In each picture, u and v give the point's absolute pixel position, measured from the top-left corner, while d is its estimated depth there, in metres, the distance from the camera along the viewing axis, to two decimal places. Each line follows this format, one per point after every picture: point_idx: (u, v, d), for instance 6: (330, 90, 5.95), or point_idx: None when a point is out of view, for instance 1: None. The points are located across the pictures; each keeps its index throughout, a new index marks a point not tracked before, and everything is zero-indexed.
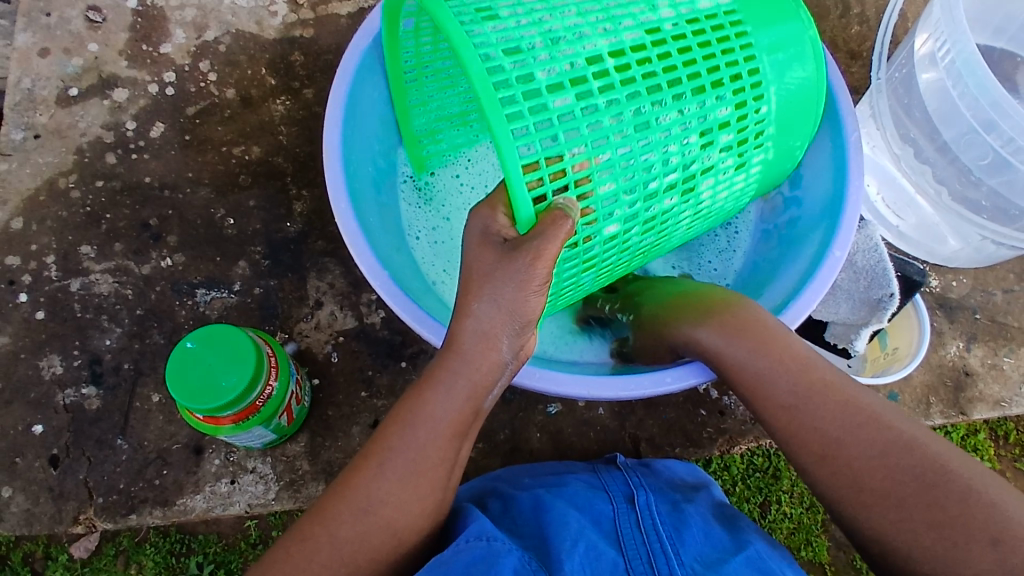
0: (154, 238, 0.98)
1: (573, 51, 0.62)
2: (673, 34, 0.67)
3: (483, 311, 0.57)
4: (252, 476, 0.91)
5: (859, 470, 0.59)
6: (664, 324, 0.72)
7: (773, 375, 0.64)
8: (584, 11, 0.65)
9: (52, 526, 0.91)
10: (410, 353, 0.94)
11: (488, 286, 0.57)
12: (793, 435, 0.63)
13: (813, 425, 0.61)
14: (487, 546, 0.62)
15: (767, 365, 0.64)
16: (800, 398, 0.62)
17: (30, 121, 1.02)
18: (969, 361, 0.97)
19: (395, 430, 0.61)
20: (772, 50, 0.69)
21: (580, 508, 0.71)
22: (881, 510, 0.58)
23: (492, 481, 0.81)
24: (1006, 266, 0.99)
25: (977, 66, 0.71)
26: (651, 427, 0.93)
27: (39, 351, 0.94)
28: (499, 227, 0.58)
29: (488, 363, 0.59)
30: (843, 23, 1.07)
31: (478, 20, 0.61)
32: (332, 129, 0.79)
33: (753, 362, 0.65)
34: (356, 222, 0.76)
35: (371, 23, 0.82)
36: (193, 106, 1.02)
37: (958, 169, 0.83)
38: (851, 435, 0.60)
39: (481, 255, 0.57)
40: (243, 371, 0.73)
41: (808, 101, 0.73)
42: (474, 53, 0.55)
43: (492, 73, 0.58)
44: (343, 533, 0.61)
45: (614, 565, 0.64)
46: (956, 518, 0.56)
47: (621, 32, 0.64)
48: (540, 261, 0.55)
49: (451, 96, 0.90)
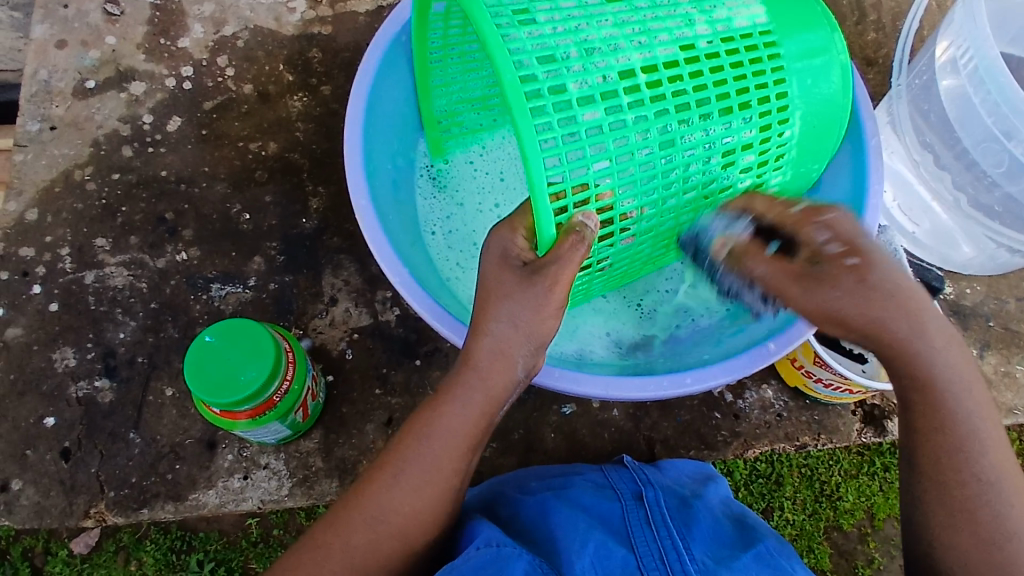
0: (170, 231, 0.98)
1: (606, 64, 0.62)
2: (707, 52, 0.66)
3: (500, 330, 0.60)
4: (265, 471, 0.91)
5: (967, 485, 0.57)
6: (877, 260, 0.56)
7: (945, 358, 0.57)
8: (620, 22, 0.65)
9: (63, 519, 0.90)
10: (425, 351, 0.94)
11: (503, 300, 0.60)
12: (924, 424, 0.59)
13: (949, 424, 0.58)
14: (497, 552, 0.61)
15: (945, 346, 0.58)
16: (955, 393, 0.58)
17: (47, 113, 1.02)
18: (982, 368, 0.97)
19: (409, 442, 0.63)
20: (803, 64, 0.69)
21: (587, 508, 0.70)
22: (964, 530, 0.57)
23: (499, 485, 0.80)
24: (1019, 274, 1.00)
25: (1000, 74, 0.72)
26: (665, 429, 0.93)
27: (53, 343, 0.94)
28: (517, 250, 0.61)
29: (502, 377, 0.61)
30: (859, 30, 1.08)
31: (515, 23, 0.61)
32: (352, 129, 0.79)
33: (932, 334, 0.57)
34: (377, 223, 0.76)
35: (399, 17, 0.83)
36: (210, 101, 1.02)
37: (975, 176, 0.83)
38: (977, 453, 0.58)
39: (501, 274, 0.60)
40: (263, 366, 0.73)
41: (831, 116, 0.72)
42: (509, 61, 0.56)
43: (525, 82, 0.57)
44: (355, 541, 0.63)
45: (626, 563, 0.62)
46: (978, 523, 0.57)
47: (656, 47, 0.64)
48: (558, 286, 0.59)
49: (473, 79, 0.91)
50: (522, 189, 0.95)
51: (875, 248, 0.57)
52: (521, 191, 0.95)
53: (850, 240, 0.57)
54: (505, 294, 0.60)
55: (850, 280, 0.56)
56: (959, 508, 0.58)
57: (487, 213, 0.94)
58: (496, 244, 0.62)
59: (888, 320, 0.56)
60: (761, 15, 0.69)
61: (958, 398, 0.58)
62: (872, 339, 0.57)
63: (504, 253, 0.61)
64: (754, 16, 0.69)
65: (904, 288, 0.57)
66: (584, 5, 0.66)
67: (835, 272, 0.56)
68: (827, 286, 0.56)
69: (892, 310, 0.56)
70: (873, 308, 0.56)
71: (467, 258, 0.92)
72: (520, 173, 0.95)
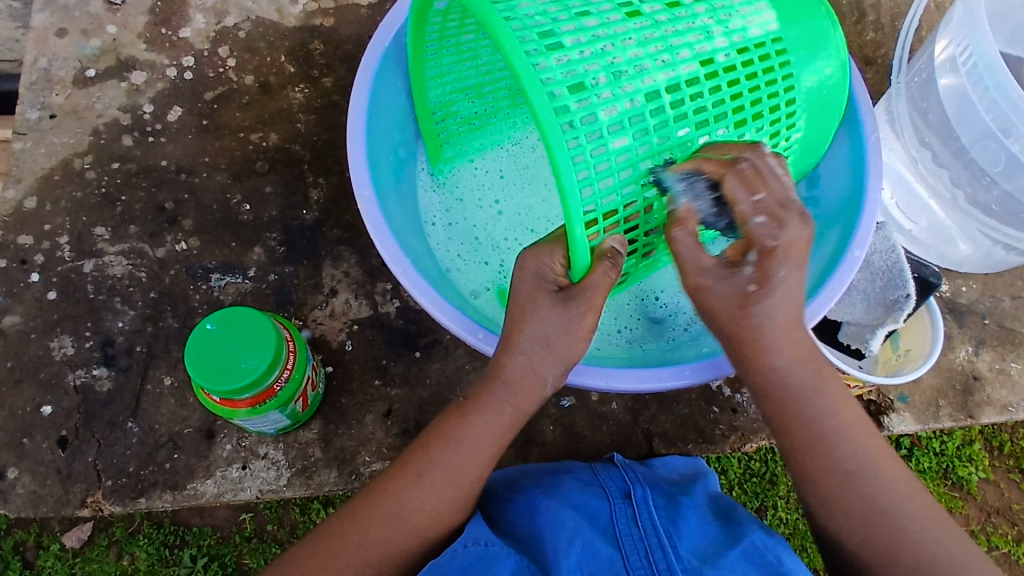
0: (170, 221, 0.97)
1: (632, 87, 0.61)
2: (725, 65, 0.66)
3: (531, 350, 0.63)
4: (264, 462, 0.91)
5: (867, 498, 0.62)
6: (778, 291, 0.58)
7: (809, 386, 0.62)
8: (644, 39, 0.63)
9: (59, 509, 0.90)
10: (425, 343, 0.94)
11: (535, 318, 0.62)
12: (809, 456, 0.63)
13: (833, 447, 0.62)
14: (484, 551, 0.63)
15: (812, 375, 0.62)
16: (829, 417, 0.62)
17: (47, 101, 1.02)
18: (977, 365, 0.98)
19: (438, 445, 0.66)
20: (810, 60, 0.70)
21: (575, 507, 0.69)
22: (868, 544, 0.62)
23: (490, 484, 0.79)
24: (1015, 272, 1.00)
25: (998, 70, 0.73)
26: (663, 423, 0.94)
27: (50, 331, 0.94)
28: (554, 275, 0.62)
29: (531, 392, 0.65)
30: (858, 30, 1.09)
31: (544, 50, 0.58)
32: (363, 151, 0.78)
33: (800, 362, 0.61)
34: (401, 248, 0.75)
35: (397, 28, 0.82)
36: (211, 91, 1.02)
37: (972, 173, 0.84)
38: (865, 465, 0.62)
39: (537, 298, 0.62)
40: (264, 354, 0.73)
41: (832, 100, 0.73)
42: (544, 98, 0.55)
43: (559, 116, 0.56)
44: (373, 535, 0.64)
45: (613, 562, 0.63)
46: (890, 528, 0.61)
47: (678, 65, 0.63)
48: (591, 310, 0.62)
49: (469, 68, 0.90)
50: (522, 186, 0.95)
51: (786, 280, 0.58)
52: (521, 187, 0.95)
53: (768, 266, 0.57)
54: (534, 308, 0.62)
55: (734, 300, 0.59)
56: (871, 521, 0.61)
57: (487, 209, 0.95)
58: (533, 265, 0.63)
59: (760, 347, 0.60)
60: (773, 21, 0.68)
61: (831, 419, 0.62)
62: (746, 362, 0.61)
63: (540, 275, 0.62)
64: (767, 23, 0.68)
65: (790, 322, 0.60)
66: (605, 20, 0.63)
67: (736, 288, 0.58)
68: (729, 297, 0.59)
69: (774, 335, 0.60)
70: (751, 329, 0.59)
71: (468, 251, 0.92)
72: (520, 170, 0.96)
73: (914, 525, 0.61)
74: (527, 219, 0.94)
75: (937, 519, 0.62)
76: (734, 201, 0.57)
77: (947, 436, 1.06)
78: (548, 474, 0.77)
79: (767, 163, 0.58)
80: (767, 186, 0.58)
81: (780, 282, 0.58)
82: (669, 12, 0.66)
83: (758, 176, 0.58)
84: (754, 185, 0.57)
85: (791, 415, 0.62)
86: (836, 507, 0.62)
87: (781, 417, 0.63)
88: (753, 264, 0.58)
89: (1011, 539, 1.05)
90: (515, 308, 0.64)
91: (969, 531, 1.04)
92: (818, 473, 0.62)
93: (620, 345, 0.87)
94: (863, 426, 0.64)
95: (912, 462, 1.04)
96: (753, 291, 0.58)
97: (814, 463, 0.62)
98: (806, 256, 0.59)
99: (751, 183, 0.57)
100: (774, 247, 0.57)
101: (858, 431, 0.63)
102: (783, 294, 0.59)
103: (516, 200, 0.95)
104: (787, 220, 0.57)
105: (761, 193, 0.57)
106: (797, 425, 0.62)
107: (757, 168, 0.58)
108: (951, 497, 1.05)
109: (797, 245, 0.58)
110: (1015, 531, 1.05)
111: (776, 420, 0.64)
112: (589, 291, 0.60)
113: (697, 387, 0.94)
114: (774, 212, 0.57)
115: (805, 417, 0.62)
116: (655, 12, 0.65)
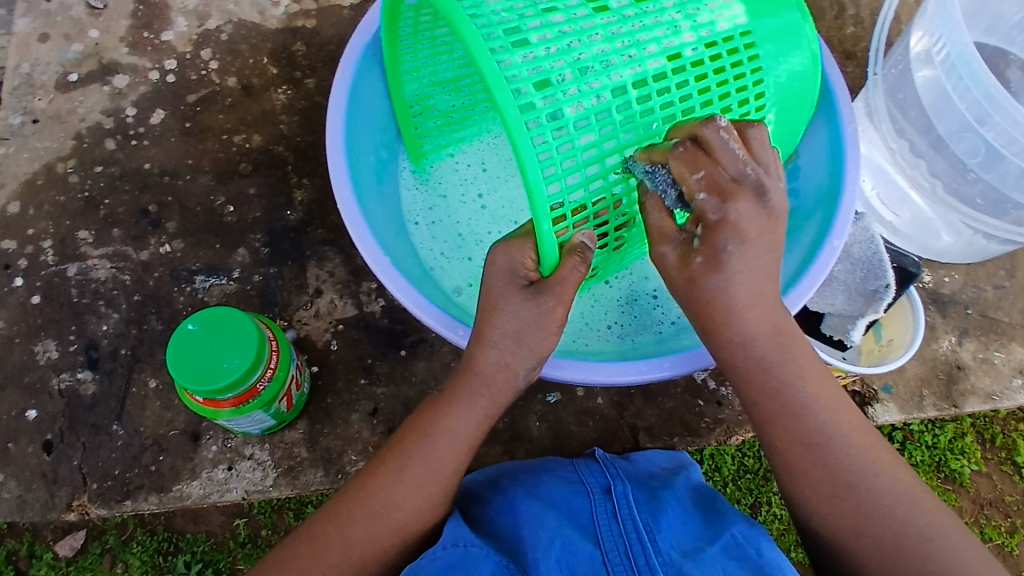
0: (153, 224, 0.97)
1: (599, 83, 0.61)
2: (692, 59, 0.66)
3: (503, 343, 0.63)
4: (250, 462, 0.91)
5: (830, 471, 0.62)
6: (732, 266, 0.58)
7: (774, 357, 0.62)
8: (610, 34, 0.64)
9: (44, 513, 0.90)
10: (410, 342, 0.94)
11: (506, 314, 0.63)
12: (776, 422, 0.63)
13: (799, 417, 0.62)
14: (463, 553, 0.63)
15: (776, 348, 0.61)
16: (794, 388, 0.62)
17: (29, 106, 1.02)
18: (961, 355, 0.99)
19: (414, 440, 0.66)
20: (778, 49, 0.70)
21: (555, 507, 0.69)
22: (834, 515, 0.62)
23: (471, 485, 0.79)
24: (997, 262, 1.01)
25: (972, 59, 0.73)
26: (649, 417, 0.94)
27: (34, 336, 0.94)
28: (524, 270, 0.62)
29: (503, 385, 0.65)
30: (838, 24, 1.09)
31: (508, 46, 0.58)
32: (336, 151, 0.78)
33: (763, 334, 0.61)
34: (378, 248, 0.75)
35: (368, 26, 0.83)
36: (194, 94, 1.02)
37: (952, 164, 0.84)
38: (834, 439, 0.62)
39: (508, 292, 0.62)
40: (246, 354, 0.73)
41: (804, 91, 0.73)
42: (509, 96, 0.54)
43: (523, 112, 0.57)
44: (353, 534, 0.64)
45: (592, 560, 0.63)
46: (844, 497, 0.61)
47: (645, 60, 0.64)
48: (561, 304, 0.62)
49: (445, 61, 0.90)
50: (505, 181, 0.96)
51: (736, 256, 0.58)
52: (504, 180, 0.96)
53: (715, 241, 0.57)
54: (505, 302, 0.63)
55: (682, 271, 0.59)
56: (837, 493, 0.62)
57: (470, 205, 0.95)
58: (505, 261, 0.62)
59: (717, 317, 0.60)
60: (742, 14, 0.69)
61: (799, 391, 0.62)
62: (707, 331, 0.61)
63: (512, 271, 0.62)
64: (735, 17, 0.68)
65: (753, 294, 0.59)
66: (572, 17, 0.64)
67: (686, 259, 0.59)
68: (678, 267, 0.60)
69: (731, 300, 0.59)
70: (706, 301, 0.59)
71: (452, 248, 0.92)
72: (501, 165, 0.96)
73: (884, 497, 0.61)
74: (511, 212, 0.94)
75: (910, 489, 0.62)
76: (680, 181, 0.57)
77: (939, 429, 1.02)
78: (528, 472, 0.76)
79: (716, 139, 0.57)
80: (714, 163, 0.57)
81: (732, 258, 0.58)
82: (636, 7, 0.66)
83: (702, 152, 0.57)
84: (698, 164, 0.57)
85: (754, 389, 0.63)
86: (803, 478, 0.63)
87: (747, 389, 0.63)
88: (701, 239, 0.58)
89: (1005, 531, 1.00)
90: (487, 302, 0.64)
91: (963, 523, 1.00)
92: (786, 446, 0.63)
93: (607, 339, 0.88)
94: (835, 397, 0.64)
95: (904, 456, 1.00)
96: (700, 262, 0.58)
97: (778, 435, 0.63)
98: (756, 234, 0.58)
99: (697, 162, 0.57)
100: (720, 221, 0.57)
101: (828, 402, 0.63)
102: (739, 267, 0.58)
103: (499, 194, 0.95)
104: (731, 196, 0.57)
105: (704, 171, 0.57)
106: (762, 397, 0.63)
107: (702, 144, 0.58)
108: (943, 490, 1.01)
109: (745, 222, 0.57)
110: (1008, 522, 1.01)
111: (743, 390, 0.64)
112: (561, 287, 0.61)
113: (682, 381, 0.94)
114: (717, 187, 0.57)
115: (769, 389, 0.62)
116: (623, 7, 0.66)
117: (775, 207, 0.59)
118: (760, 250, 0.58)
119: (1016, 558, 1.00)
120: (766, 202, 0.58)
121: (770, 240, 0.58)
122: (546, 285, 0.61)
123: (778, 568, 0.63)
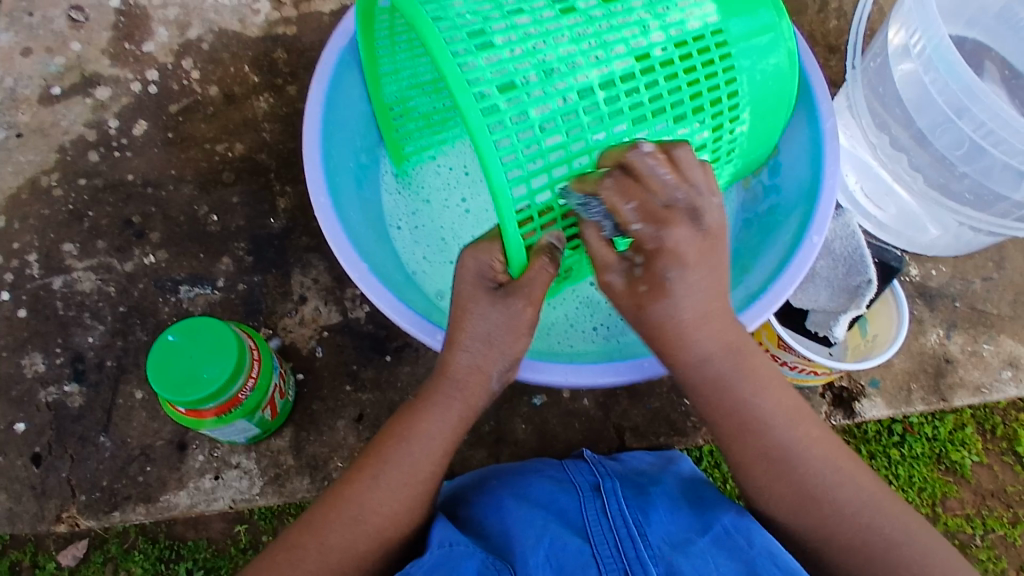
0: (137, 235, 0.98)
1: (565, 85, 0.61)
2: (662, 59, 0.66)
3: (475, 348, 0.64)
4: (236, 471, 0.91)
5: (794, 482, 0.63)
6: (677, 292, 0.58)
7: (733, 376, 0.63)
8: (577, 36, 0.63)
9: (34, 525, 0.90)
10: (395, 347, 0.95)
11: (478, 317, 0.63)
12: (737, 441, 0.64)
13: (758, 436, 0.63)
14: (449, 552, 0.62)
15: (733, 366, 0.62)
16: (755, 406, 0.63)
17: (12, 121, 1.02)
18: (949, 348, 0.98)
19: (391, 445, 0.66)
20: (750, 48, 0.69)
21: (544, 506, 0.69)
22: (801, 522, 0.63)
23: (457, 489, 0.78)
24: (984, 254, 1.00)
25: (947, 52, 0.73)
26: (635, 417, 0.94)
27: (21, 349, 0.94)
28: (493, 273, 0.62)
29: (477, 389, 0.65)
30: (821, 17, 1.09)
31: (472, 49, 0.58)
32: (311, 155, 0.78)
33: (718, 354, 0.62)
34: (354, 251, 0.75)
35: (343, 29, 0.83)
36: (176, 104, 1.02)
37: (934, 157, 0.84)
38: (794, 452, 0.63)
39: (478, 295, 0.62)
40: (225, 364, 0.74)
41: (780, 88, 0.72)
42: (471, 99, 0.54)
43: (487, 115, 0.56)
44: (332, 543, 0.64)
45: (581, 555, 0.63)
46: (809, 505, 0.62)
47: (613, 61, 0.63)
48: (531, 305, 0.62)
49: (422, 63, 0.90)
50: (486, 183, 0.96)
51: (681, 280, 0.58)
52: (484, 182, 0.96)
53: (656, 270, 0.57)
54: (476, 307, 0.63)
55: (630, 297, 0.59)
56: (797, 500, 0.63)
57: (451, 206, 0.95)
58: (473, 264, 0.62)
59: (673, 343, 0.61)
60: (713, 13, 0.68)
61: (756, 408, 0.63)
62: (666, 354, 0.62)
63: (481, 274, 0.62)
64: (706, 15, 0.68)
65: (703, 318, 0.60)
66: (538, 19, 0.64)
67: (633, 286, 0.59)
68: (626, 294, 0.59)
69: (692, 329, 0.60)
70: (655, 328, 0.60)
71: (433, 251, 0.92)
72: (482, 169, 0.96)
73: (846, 503, 0.62)
74: (492, 213, 0.94)
75: (874, 496, 0.63)
76: (615, 211, 0.55)
77: (939, 420, 1.00)
78: (514, 473, 0.75)
79: (642, 165, 0.55)
80: (645, 190, 0.56)
81: (676, 283, 0.58)
82: (605, 8, 0.66)
83: (632, 180, 0.55)
84: (630, 193, 0.55)
85: (712, 407, 0.64)
86: (765, 489, 0.64)
87: (707, 409, 0.64)
88: (642, 267, 0.58)
89: (1006, 522, 0.98)
90: (458, 307, 0.64)
91: (963, 515, 0.98)
92: (746, 461, 0.64)
93: (591, 339, 0.87)
94: (796, 412, 0.64)
95: (904, 449, 0.99)
96: (647, 291, 0.58)
97: (739, 451, 0.64)
98: (697, 256, 0.57)
99: (627, 191, 0.55)
100: (658, 249, 0.56)
101: (790, 416, 0.64)
102: (685, 292, 0.58)
103: (480, 196, 0.95)
104: (667, 222, 0.56)
105: (635, 202, 0.55)
106: (722, 417, 0.64)
107: (628, 171, 0.56)
108: (943, 481, 0.99)
109: (682, 246, 0.57)
110: (1009, 513, 0.99)
111: (703, 412, 0.65)
112: (530, 289, 0.61)
113: (667, 380, 0.94)
114: (653, 214, 0.55)
115: (729, 409, 0.63)
116: (591, 8, 0.66)
117: (708, 226, 0.58)
118: (703, 273, 0.58)
119: (1018, 549, 0.98)
120: (702, 219, 0.57)
121: (711, 262, 0.58)
122: (516, 289, 0.61)
123: (770, 559, 0.63)
